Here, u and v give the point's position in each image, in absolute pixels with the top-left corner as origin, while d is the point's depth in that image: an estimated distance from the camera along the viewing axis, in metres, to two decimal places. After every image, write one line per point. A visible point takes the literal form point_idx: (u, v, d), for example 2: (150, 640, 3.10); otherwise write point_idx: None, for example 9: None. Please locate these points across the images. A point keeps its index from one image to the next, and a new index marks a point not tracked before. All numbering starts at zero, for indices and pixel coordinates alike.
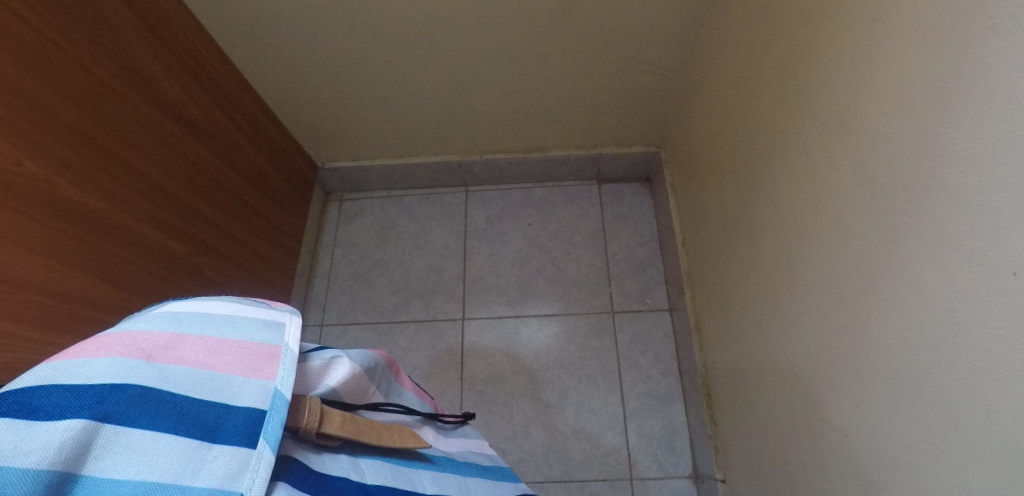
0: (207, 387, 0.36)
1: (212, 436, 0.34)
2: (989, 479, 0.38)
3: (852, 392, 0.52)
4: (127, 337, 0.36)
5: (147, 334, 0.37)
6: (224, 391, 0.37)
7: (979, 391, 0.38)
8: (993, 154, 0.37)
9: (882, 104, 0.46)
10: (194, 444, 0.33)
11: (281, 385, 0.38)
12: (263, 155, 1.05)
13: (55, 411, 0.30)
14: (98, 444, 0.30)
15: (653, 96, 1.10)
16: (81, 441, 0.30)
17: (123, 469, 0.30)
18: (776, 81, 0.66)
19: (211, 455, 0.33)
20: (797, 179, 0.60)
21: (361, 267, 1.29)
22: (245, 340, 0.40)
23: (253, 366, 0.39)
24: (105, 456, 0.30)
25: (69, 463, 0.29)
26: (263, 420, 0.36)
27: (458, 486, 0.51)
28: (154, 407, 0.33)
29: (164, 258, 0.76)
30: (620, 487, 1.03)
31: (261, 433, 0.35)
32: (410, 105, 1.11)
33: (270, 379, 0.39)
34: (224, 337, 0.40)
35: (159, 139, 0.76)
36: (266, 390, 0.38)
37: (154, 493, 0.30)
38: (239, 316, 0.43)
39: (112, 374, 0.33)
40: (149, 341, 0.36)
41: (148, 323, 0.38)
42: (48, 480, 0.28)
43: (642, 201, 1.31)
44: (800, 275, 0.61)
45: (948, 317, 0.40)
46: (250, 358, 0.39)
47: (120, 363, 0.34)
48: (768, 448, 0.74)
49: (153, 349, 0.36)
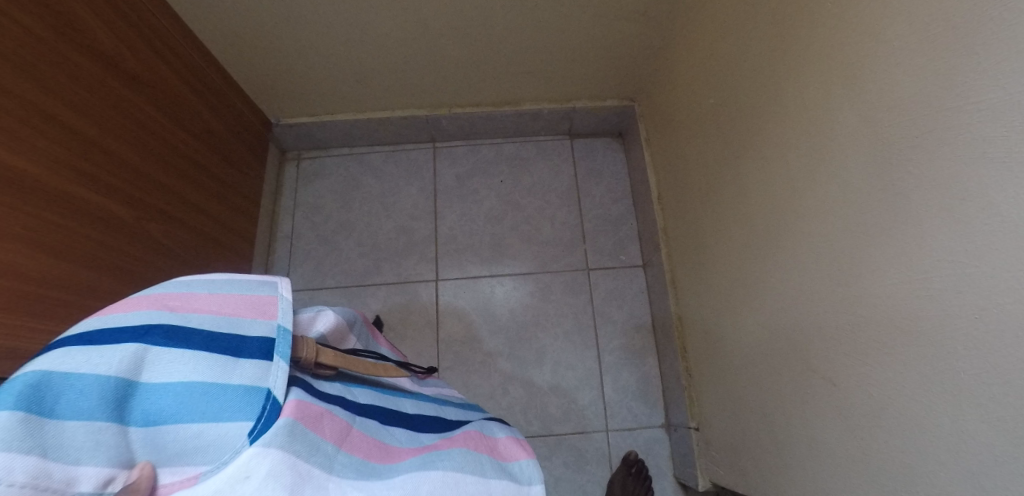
0: (224, 323, 0.43)
1: (236, 354, 0.41)
2: (982, 425, 0.39)
3: (843, 343, 0.54)
4: (150, 293, 0.42)
5: (165, 291, 0.43)
6: (237, 325, 0.43)
7: (983, 342, 0.39)
8: (1012, 105, 0.36)
9: (897, 52, 0.46)
10: (223, 359, 0.40)
11: (285, 320, 0.45)
12: (210, 110, 0.96)
13: (109, 339, 0.37)
14: (149, 361, 0.38)
15: (631, 47, 1.06)
16: (136, 358, 0.37)
17: (172, 377, 0.38)
18: (777, 30, 0.64)
19: (238, 366, 0.40)
20: (798, 132, 0.60)
21: (326, 229, 1.23)
22: (241, 287, 0.46)
23: (259, 308, 0.45)
24: (155, 369, 0.38)
25: (130, 372, 0.37)
26: (273, 343, 0.43)
27: (438, 409, 0.56)
28: (184, 336, 0.40)
29: (107, 224, 0.69)
30: (598, 438, 1.07)
31: (273, 352, 0.42)
32: (375, 55, 1.03)
33: (275, 317, 0.45)
34: (229, 287, 0.46)
35: (91, 91, 0.67)
36: (273, 325, 0.44)
37: (198, 391, 0.38)
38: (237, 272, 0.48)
39: (146, 317, 0.40)
40: (169, 297, 0.42)
41: (163, 284, 0.43)
42: (116, 385, 0.36)
43: (615, 156, 1.29)
44: (797, 230, 0.62)
45: (955, 268, 0.41)
46: (255, 301, 0.45)
47: (150, 311, 0.40)
48: (747, 397, 0.77)
49: (173, 301, 0.42)
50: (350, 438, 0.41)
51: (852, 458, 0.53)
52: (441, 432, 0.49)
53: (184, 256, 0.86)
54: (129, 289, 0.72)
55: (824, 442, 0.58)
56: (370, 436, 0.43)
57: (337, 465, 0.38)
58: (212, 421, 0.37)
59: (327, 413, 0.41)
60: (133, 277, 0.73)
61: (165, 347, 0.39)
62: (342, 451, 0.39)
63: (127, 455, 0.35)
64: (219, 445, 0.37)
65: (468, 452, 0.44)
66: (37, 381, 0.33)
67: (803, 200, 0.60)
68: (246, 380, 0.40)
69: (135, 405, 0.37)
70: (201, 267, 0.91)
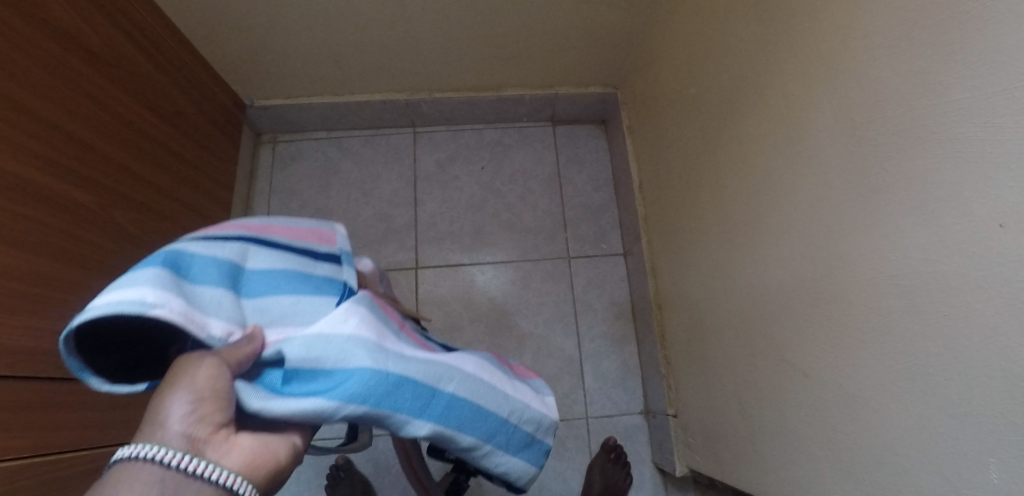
0: (298, 241, 0.48)
1: (314, 262, 0.47)
2: (951, 418, 0.40)
3: (817, 334, 0.55)
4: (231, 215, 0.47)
5: (243, 215, 0.48)
6: (308, 245, 0.49)
7: (953, 339, 0.40)
8: (989, 105, 0.36)
9: (878, 47, 0.46)
10: (304, 263, 0.46)
11: (346, 245, 0.51)
12: (180, 91, 0.93)
13: (215, 235, 0.42)
14: (248, 255, 0.43)
15: (615, 33, 1.04)
16: (237, 250, 0.42)
17: (268, 268, 0.43)
18: (760, 21, 0.63)
19: (316, 270, 0.46)
20: (779, 125, 0.60)
21: (303, 215, 1.21)
22: (309, 222, 0.52)
23: (322, 235, 0.51)
24: (253, 262, 0.43)
25: (236, 258, 0.42)
26: (342, 257, 0.49)
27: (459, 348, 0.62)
28: (270, 243, 0.45)
29: (71, 212, 0.66)
30: (577, 425, 1.08)
31: (343, 262, 0.48)
32: (353, 37, 1.00)
33: (336, 243, 0.51)
34: (293, 219, 0.51)
35: (50, 72, 0.64)
36: (337, 247, 0.50)
37: (292, 279, 0.43)
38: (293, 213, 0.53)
39: (235, 226, 0.44)
40: (249, 218, 0.47)
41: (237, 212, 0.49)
42: (226, 266, 0.40)
43: (597, 143, 1.29)
44: (775, 222, 0.62)
45: (927, 264, 0.42)
46: (317, 231, 0.51)
47: (236, 223, 0.45)
48: (724, 386, 0.78)
49: (252, 221, 0.47)
50: (404, 331, 0.47)
51: (824, 446, 0.55)
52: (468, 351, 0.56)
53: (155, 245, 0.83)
54: (101, 280, 0.70)
55: (798, 431, 0.60)
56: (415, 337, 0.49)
57: (400, 336, 0.44)
58: (309, 298, 0.43)
59: (384, 308, 0.48)
60: (104, 267, 0.71)
61: (264, 247, 0.44)
62: (402, 335, 0.45)
63: (243, 319, 0.40)
64: (319, 314, 0.42)
65: (493, 356, 0.52)
66: (174, 251, 0.38)
67: (781, 193, 0.60)
68: (330, 276, 0.46)
69: (247, 283, 0.41)
70: None
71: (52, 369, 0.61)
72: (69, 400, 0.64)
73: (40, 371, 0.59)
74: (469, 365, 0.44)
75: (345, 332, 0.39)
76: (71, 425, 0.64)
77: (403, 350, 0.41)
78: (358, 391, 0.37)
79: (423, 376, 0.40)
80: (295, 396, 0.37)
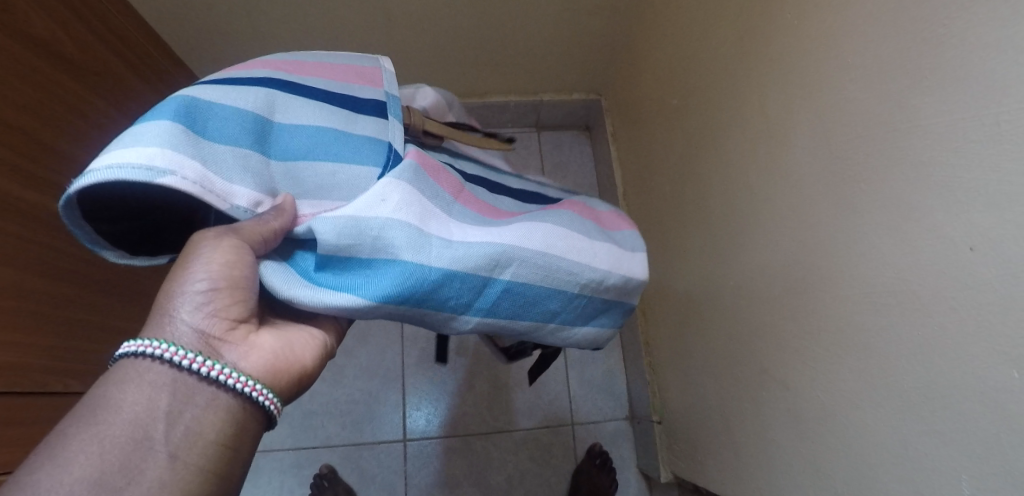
0: (337, 89, 0.48)
1: (353, 113, 0.46)
2: (926, 434, 0.42)
3: (797, 346, 0.56)
4: (266, 60, 0.47)
5: (279, 60, 0.47)
6: (349, 91, 0.48)
7: (926, 357, 0.41)
8: (959, 130, 0.37)
9: (852, 69, 0.46)
10: (341, 115, 0.45)
11: (389, 89, 0.49)
12: (161, 99, 0.91)
13: (242, 82, 0.42)
14: (280, 105, 0.43)
15: (598, 41, 1.05)
16: (266, 100, 0.42)
17: (300, 121, 0.43)
18: (742, 35, 0.64)
19: (357, 122, 0.45)
20: (760, 141, 0.61)
21: None
22: (352, 60, 0.51)
23: (366, 79, 0.50)
24: (285, 112, 0.43)
25: (266, 110, 0.41)
26: (386, 105, 0.48)
27: (535, 185, 0.62)
28: (305, 91, 0.45)
29: (51, 224, 0.65)
30: (563, 431, 1.09)
31: (387, 111, 0.47)
32: (336, 44, 0.99)
33: (379, 87, 0.50)
34: (332, 64, 0.50)
35: (28, 81, 0.63)
36: (379, 93, 0.49)
37: (326, 136, 0.43)
38: (335, 55, 0.52)
39: (263, 75, 0.44)
40: (284, 64, 0.47)
41: (276, 56, 0.48)
42: (255, 120, 0.40)
43: (581, 150, 1.29)
44: (755, 236, 0.63)
45: (900, 284, 0.43)
46: (359, 74, 0.50)
47: (268, 71, 0.45)
48: (707, 394, 0.79)
49: (287, 67, 0.47)
50: (463, 195, 0.47)
51: (805, 456, 0.56)
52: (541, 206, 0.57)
53: None
54: (78, 294, 0.69)
55: (779, 441, 0.61)
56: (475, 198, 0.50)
57: (456, 209, 0.45)
58: (345, 162, 0.43)
59: (443, 169, 0.47)
60: (82, 280, 0.70)
61: (292, 95, 0.44)
62: (458, 202, 0.46)
63: (273, 187, 0.41)
64: (356, 180, 0.42)
65: (569, 216, 0.51)
66: (190, 101, 0.38)
67: (761, 208, 0.61)
68: (371, 132, 0.45)
69: (276, 140, 0.42)
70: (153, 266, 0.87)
71: (24, 382, 0.60)
72: (42, 412, 0.62)
73: (11, 385, 0.58)
74: (537, 241, 0.45)
75: (382, 215, 0.39)
76: (46, 439, 0.63)
77: (456, 235, 0.42)
78: (395, 286, 0.39)
79: (474, 265, 0.42)
80: (329, 288, 0.39)
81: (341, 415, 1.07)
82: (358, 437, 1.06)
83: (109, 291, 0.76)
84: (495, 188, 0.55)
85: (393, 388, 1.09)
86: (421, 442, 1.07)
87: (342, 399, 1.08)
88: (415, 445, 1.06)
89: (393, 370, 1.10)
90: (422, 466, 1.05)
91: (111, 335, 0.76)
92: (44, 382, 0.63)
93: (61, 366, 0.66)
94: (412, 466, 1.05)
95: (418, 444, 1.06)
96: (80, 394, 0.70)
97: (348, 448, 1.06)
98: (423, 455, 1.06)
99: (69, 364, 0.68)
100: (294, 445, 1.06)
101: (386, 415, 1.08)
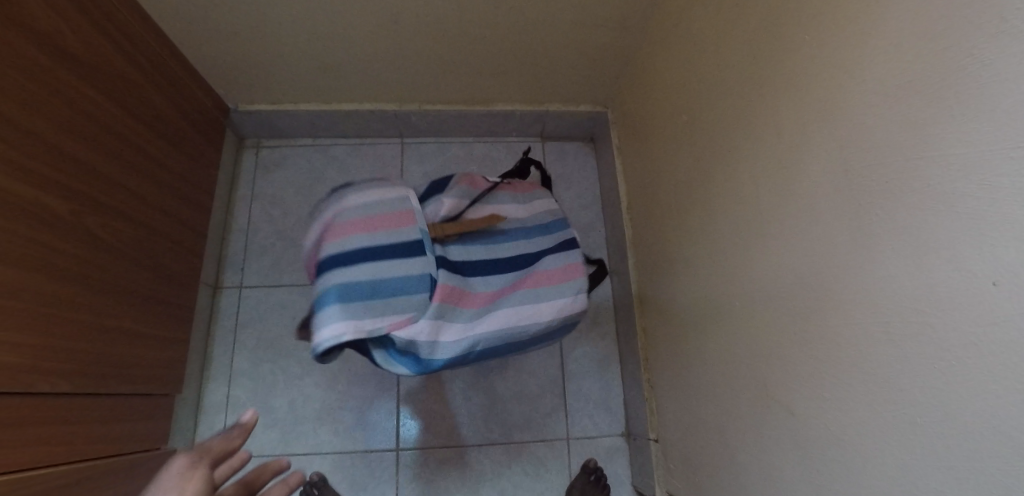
0: (388, 233, 0.71)
1: (407, 254, 0.70)
2: (939, 471, 0.41)
3: (804, 371, 0.56)
4: (344, 218, 0.72)
5: (349, 214, 0.72)
6: (397, 233, 0.71)
7: (942, 390, 0.40)
8: (982, 161, 0.37)
9: (871, 94, 0.46)
10: (401, 258, 0.70)
11: (420, 228, 0.72)
12: (162, 95, 0.90)
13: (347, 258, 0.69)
14: (369, 265, 0.69)
15: (606, 54, 1.04)
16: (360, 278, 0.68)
17: (381, 272, 0.69)
18: (756, 55, 0.64)
19: (411, 262, 0.70)
20: (771, 162, 0.61)
21: (284, 223, 1.18)
22: (391, 205, 0.72)
23: (399, 222, 0.72)
24: (371, 262, 0.69)
25: (364, 274, 0.68)
26: (420, 242, 0.71)
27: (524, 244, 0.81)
28: (376, 254, 0.70)
29: (42, 220, 0.63)
30: (558, 445, 1.07)
31: (423, 249, 0.70)
32: (344, 47, 0.99)
33: (412, 226, 0.72)
34: (376, 213, 0.72)
35: (24, 72, 0.61)
36: (414, 230, 0.71)
37: (400, 282, 0.68)
38: (374, 196, 0.73)
39: (354, 244, 0.70)
40: (354, 217, 0.72)
41: (345, 209, 0.73)
42: (364, 288, 0.67)
43: (585, 161, 1.29)
44: (764, 258, 0.63)
45: (916, 315, 0.42)
46: (395, 219, 0.72)
47: (349, 238, 0.70)
48: (707, 415, 0.78)
49: (358, 221, 0.72)
50: (465, 298, 0.71)
51: (809, 485, 0.55)
52: (524, 273, 0.78)
53: (130, 254, 0.80)
54: (71, 291, 0.68)
55: (781, 467, 0.60)
56: (473, 294, 0.73)
57: (459, 313, 0.70)
58: (412, 295, 0.68)
59: (451, 284, 0.70)
60: (74, 278, 0.68)
61: (369, 261, 0.69)
62: (462, 306, 0.71)
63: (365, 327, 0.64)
64: (415, 304, 0.67)
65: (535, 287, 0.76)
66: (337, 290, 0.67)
67: (772, 230, 0.61)
68: (419, 269, 0.69)
69: (380, 289, 0.68)
70: (148, 266, 0.86)
71: (15, 384, 0.58)
72: (31, 414, 0.61)
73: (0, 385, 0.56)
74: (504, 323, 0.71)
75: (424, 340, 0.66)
76: (36, 441, 0.61)
77: (456, 335, 0.69)
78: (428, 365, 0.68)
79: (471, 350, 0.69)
80: (398, 362, 0.68)
81: (334, 422, 1.06)
82: (350, 445, 1.05)
83: (103, 290, 0.74)
84: (484, 269, 0.76)
85: (387, 396, 1.08)
86: (414, 452, 1.05)
87: (336, 406, 1.07)
88: (408, 454, 1.05)
89: (388, 378, 1.09)
90: (414, 477, 1.04)
91: (106, 334, 0.75)
92: (32, 383, 0.61)
93: (52, 366, 0.64)
94: (404, 476, 1.03)
95: (410, 453, 1.05)
96: (71, 395, 0.68)
97: (339, 455, 1.04)
98: (416, 466, 1.04)
99: (60, 365, 0.66)
100: (284, 452, 1.04)
101: (379, 423, 1.06)
